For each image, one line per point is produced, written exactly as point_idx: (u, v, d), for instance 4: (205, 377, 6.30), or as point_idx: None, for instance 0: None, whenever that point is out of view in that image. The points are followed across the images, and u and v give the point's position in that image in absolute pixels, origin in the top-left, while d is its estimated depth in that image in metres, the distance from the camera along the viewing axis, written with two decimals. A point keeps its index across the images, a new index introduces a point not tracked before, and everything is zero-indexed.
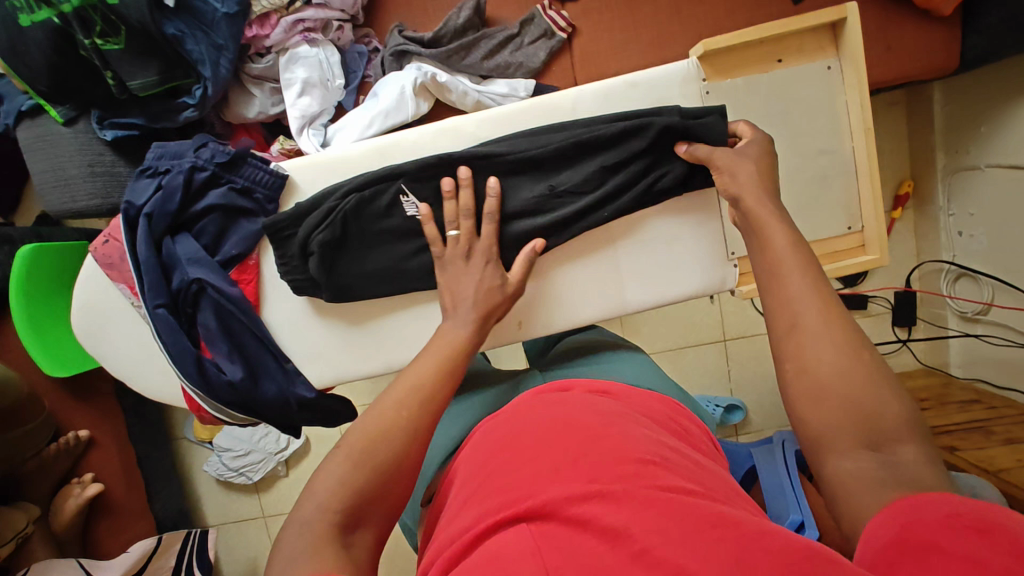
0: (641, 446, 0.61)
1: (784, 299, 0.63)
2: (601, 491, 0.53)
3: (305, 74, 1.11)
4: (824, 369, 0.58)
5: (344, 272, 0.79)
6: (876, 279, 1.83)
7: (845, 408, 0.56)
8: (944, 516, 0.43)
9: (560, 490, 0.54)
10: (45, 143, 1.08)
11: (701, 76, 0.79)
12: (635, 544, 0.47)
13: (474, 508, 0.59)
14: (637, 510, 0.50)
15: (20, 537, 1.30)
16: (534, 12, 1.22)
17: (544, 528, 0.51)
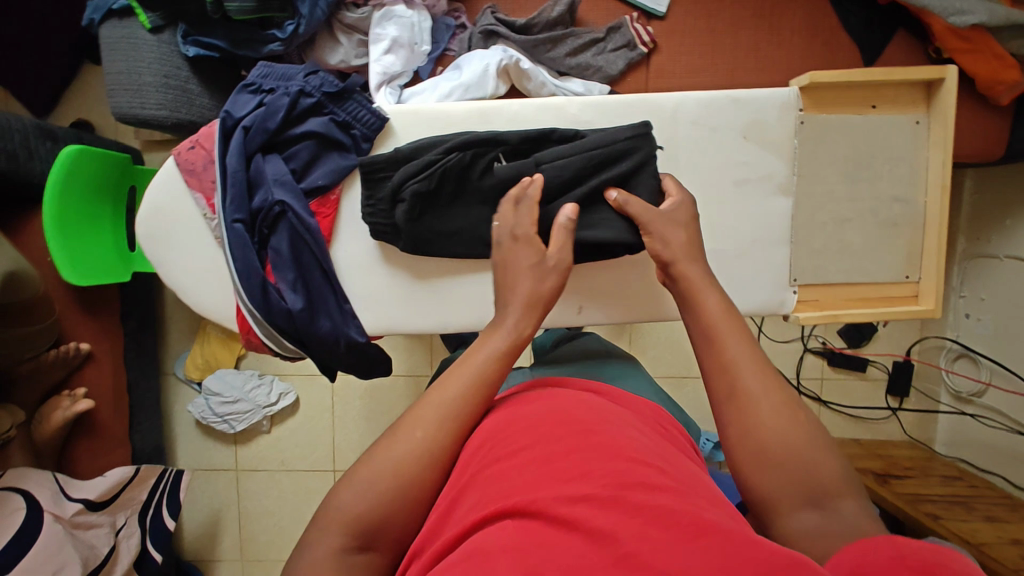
0: (639, 448, 0.58)
1: (724, 363, 0.63)
2: (591, 494, 0.50)
3: (395, 33, 1.12)
4: (770, 435, 0.57)
5: (427, 226, 0.80)
6: (880, 344, 1.88)
7: (794, 472, 0.55)
8: (889, 558, 0.43)
9: (550, 489, 0.52)
10: (127, 45, 1.07)
11: (799, 106, 0.82)
12: (621, 548, 0.45)
13: (460, 498, 0.58)
14: (624, 515, 0.48)
15: (3, 439, 1.25)
16: (622, 21, 1.25)
17: (528, 525, 0.49)
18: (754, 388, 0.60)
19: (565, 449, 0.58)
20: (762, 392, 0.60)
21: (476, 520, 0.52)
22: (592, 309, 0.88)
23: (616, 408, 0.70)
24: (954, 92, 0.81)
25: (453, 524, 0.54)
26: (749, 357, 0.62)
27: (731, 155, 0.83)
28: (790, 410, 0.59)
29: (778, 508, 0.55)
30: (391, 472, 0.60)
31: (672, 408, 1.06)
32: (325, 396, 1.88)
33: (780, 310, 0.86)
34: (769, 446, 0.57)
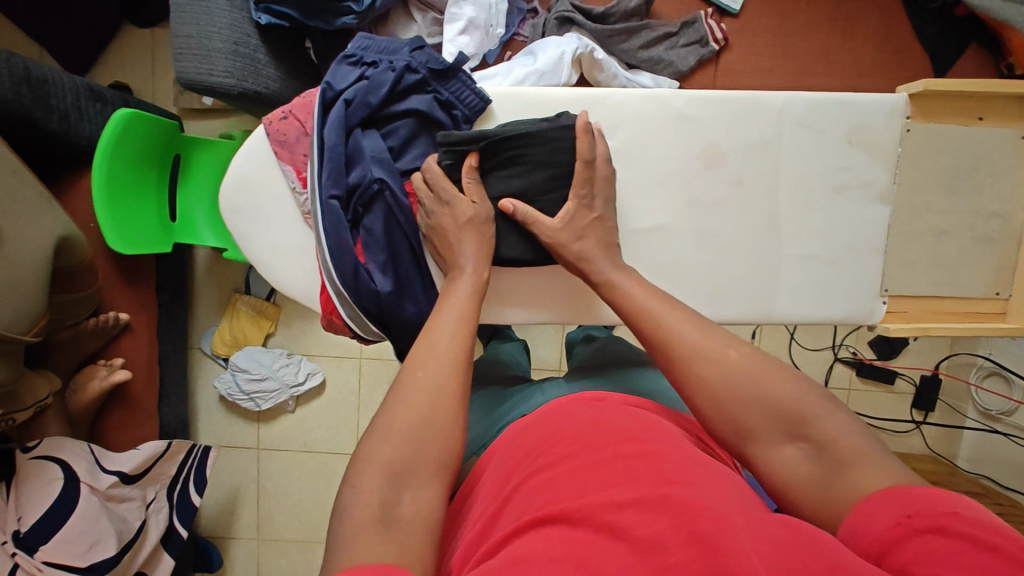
0: (699, 458, 0.60)
1: (660, 331, 0.67)
2: (639, 498, 0.53)
3: (472, 13, 1.09)
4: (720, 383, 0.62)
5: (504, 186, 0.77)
6: (909, 357, 1.88)
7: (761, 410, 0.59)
8: (901, 518, 0.48)
9: (598, 495, 0.54)
10: (197, 8, 1.03)
11: (906, 113, 0.80)
12: (670, 555, 0.47)
13: (510, 507, 0.61)
14: (674, 517, 0.50)
15: (40, 406, 1.21)
16: (696, 16, 1.23)
17: (573, 533, 0.52)
18: (690, 343, 0.65)
19: (612, 456, 0.60)
20: (711, 348, 0.64)
21: (522, 525, 0.54)
22: None
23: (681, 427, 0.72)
24: None
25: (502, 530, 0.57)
26: (682, 319, 0.67)
27: (834, 158, 0.81)
28: (726, 351, 0.64)
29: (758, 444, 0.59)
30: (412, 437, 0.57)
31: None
32: (351, 379, 1.86)
33: (868, 320, 0.85)
34: (716, 393, 0.62)
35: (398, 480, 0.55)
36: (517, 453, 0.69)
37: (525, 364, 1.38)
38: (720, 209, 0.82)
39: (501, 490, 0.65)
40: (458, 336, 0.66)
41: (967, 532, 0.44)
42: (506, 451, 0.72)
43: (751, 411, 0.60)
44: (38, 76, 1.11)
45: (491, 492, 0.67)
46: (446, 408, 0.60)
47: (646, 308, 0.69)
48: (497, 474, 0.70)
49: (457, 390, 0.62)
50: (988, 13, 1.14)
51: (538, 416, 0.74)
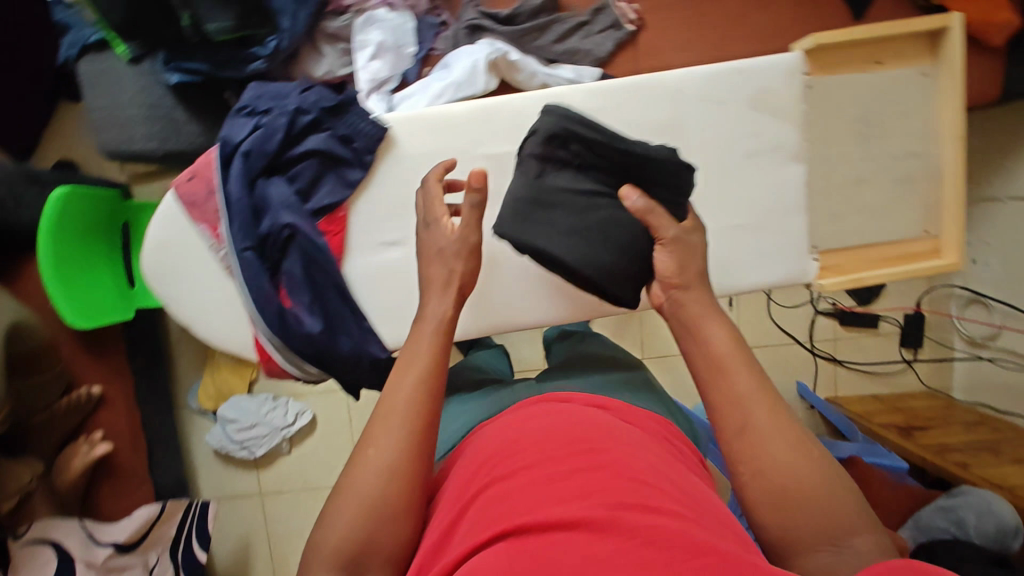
0: (646, 470, 0.62)
1: (730, 395, 0.62)
2: (589, 516, 0.55)
3: (380, 37, 1.09)
4: (775, 467, 0.59)
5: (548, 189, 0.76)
6: (889, 300, 1.87)
7: (817, 518, 0.57)
8: None
9: (548, 512, 0.56)
10: (107, 79, 1.04)
11: (803, 70, 0.80)
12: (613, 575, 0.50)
13: (461, 514, 0.62)
14: (622, 539, 0.53)
15: (23, 493, 1.21)
16: (606, 2, 1.23)
17: (526, 546, 0.53)
18: (765, 422, 0.61)
19: (565, 471, 0.61)
20: (783, 449, 0.59)
21: (478, 542, 0.56)
22: None
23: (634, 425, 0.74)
24: (959, 39, 0.79)
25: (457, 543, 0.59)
26: (754, 388, 0.62)
27: (738, 126, 0.81)
28: (800, 443, 0.60)
29: (797, 547, 0.57)
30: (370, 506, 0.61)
31: (680, 421, 1.03)
32: (341, 411, 1.86)
33: (803, 278, 0.85)
34: (777, 494, 0.58)
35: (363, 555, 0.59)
36: (475, 457, 0.70)
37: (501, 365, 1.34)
38: None
39: (455, 493, 0.66)
40: (421, 396, 0.65)
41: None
42: (465, 452, 0.73)
43: (796, 503, 0.58)
44: None
45: (445, 496, 0.68)
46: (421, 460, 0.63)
47: (715, 364, 0.64)
48: (459, 470, 0.71)
49: (421, 442, 0.64)
50: None
51: (500, 423, 0.76)
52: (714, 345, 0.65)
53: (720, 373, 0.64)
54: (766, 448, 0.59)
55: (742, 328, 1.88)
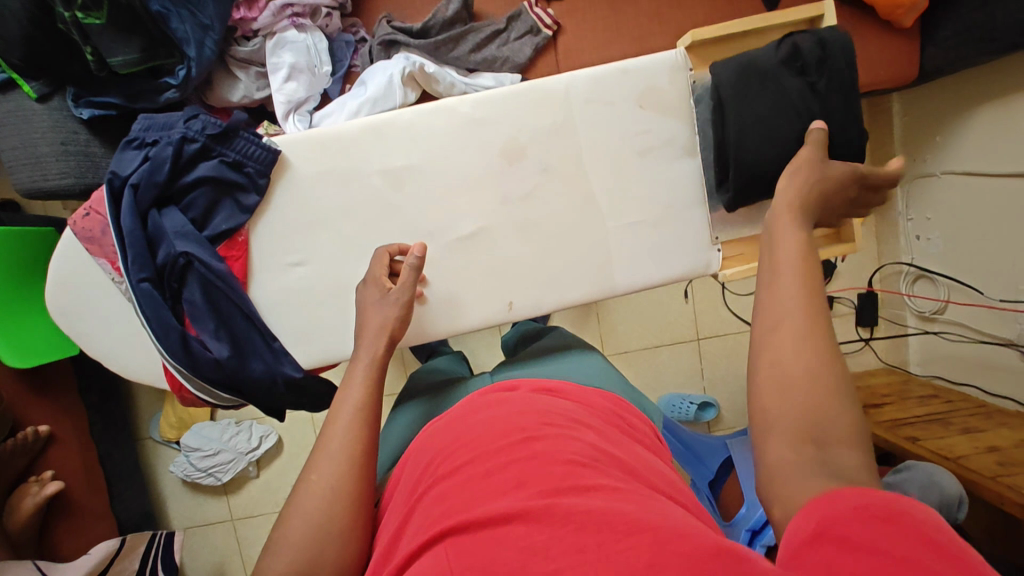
0: (579, 452, 0.61)
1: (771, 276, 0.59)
2: (526, 508, 0.52)
3: (292, 59, 1.10)
4: (793, 365, 0.54)
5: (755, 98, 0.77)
6: (843, 280, 1.91)
7: (809, 414, 0.51)
8: (854, 508, 0.42)
9: (486, 508, 0.54)
10: (17, 119, 1.04)
11: (688, 66, 0.81)
12: (550, 564, 0.47)
13: (409, 521, 0.61)
14: (557, 527, 0.50)
15: None
16: (520, 9, 1.24)
17: (464, 543, 0.52)
18: (795, 312, 0.56)
19: (504, 461, 0.60)
20: (808, 348, 0.54)
21: (419, 545, 0.55)
22: (522, 302, 0.85)
23: (570, 408, 0.74)
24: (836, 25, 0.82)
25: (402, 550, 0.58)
26: (800, 278, 0.58)
27: (629, 125, 0.82)
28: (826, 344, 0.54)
29: (774, 432, 0.52)
30: (319, 525, 0.61)
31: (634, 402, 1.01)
32: (307, 431, 1.87)
33: (708, 270, 0.87)
34: (788, 378, 0.53)
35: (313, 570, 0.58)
36: (425, 458, 0.69)
37: (462, 367, 1.29)
38: (536, 199, 0.83)
39: (407, 499, 0.65)
40: (357, 427, 0.66)
41: (918, 530, 0.39)
42: (416, 457, 0.72)
43: (800, 401, 0.52)
44: None
45: (399, 501, 0.67)
46: (364, 475, 0.64)
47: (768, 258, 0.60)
48: (405, 481, 0.70)
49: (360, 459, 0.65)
50: None
51: (442, 423, 0.75)
52: (773, 235, 0.63)
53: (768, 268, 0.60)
54: (787, 336, 0.55)
55: (699, 319, 1.89)
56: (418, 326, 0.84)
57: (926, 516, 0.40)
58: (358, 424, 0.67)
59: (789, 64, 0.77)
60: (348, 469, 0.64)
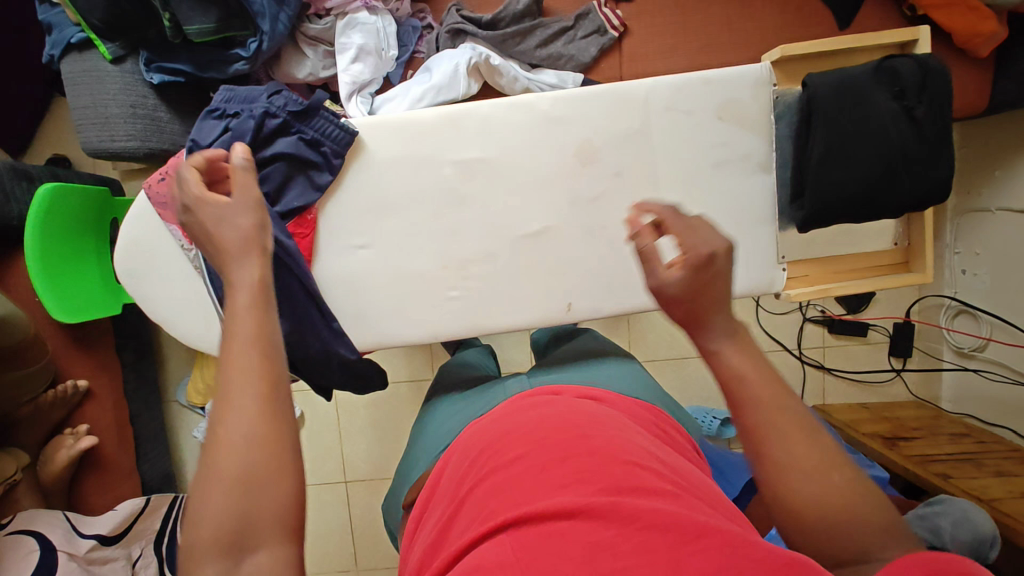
0: (636, 455, 0.61)
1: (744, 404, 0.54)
2: (587, 504, 0.52)
3: (361, 40, 1.10)
4: (803, 488, 0.51)
5: (832, 115, 0.84)
6: (878, 308, 1.86)
7: (841, 530, 0.50)
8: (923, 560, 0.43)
9: (545, 502, 0.54)
10: (91, 79, 1.05)
11: (772, 81, 0.80)
12: (616, 561, 0.47)
13: (460, 517, 0.61)
14: (623, 524, 0.50)
15: (8, 484, 1.24)
16: (590, 7, 1.23)
17: (525, 535, 0.51)
18: (778, 441, 0.53)
19: (560, 457, 0.60)
20: (806, 456, 0.52)
21: (476, 537, 0.54)
22: (581, 305, 0.84)
23: (612, 409, 0.75)
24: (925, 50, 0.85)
25: (455, 545, 0.56)
26: (769, 388, 0.54)
27: (707, 136, 0.81)
28: (817, 445, 0.53)
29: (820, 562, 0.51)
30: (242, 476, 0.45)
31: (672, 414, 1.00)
32: (329, 408, 1.89)
33: (771, 289, 0.86)
34: (801, 508, 0.51)
35: (246, 535, 0.44)
36: (473, 454, 0.69)
37: (489, 361, 1.28)
38: (602, 203, 0.82)
39: (455, 494, 0.65)
40: (257, 337, 0.49)
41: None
42: (462, 453, 0.72)
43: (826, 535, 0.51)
44: None
45: (446, 499, 0.67)
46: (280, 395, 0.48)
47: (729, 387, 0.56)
48: (450, 480, 0.70)
49: (268, 375, 0.48)
50: None
51: (491, 420, 0.75)
52: (721, 356, 0.57)
53: (742, 392, 0.55)
54: (793, 464, 0.52)
55: None
56: (475, 321, 0.84)
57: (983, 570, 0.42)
58: (255, 335, 0.49)
59: (875, 83, 0.84)
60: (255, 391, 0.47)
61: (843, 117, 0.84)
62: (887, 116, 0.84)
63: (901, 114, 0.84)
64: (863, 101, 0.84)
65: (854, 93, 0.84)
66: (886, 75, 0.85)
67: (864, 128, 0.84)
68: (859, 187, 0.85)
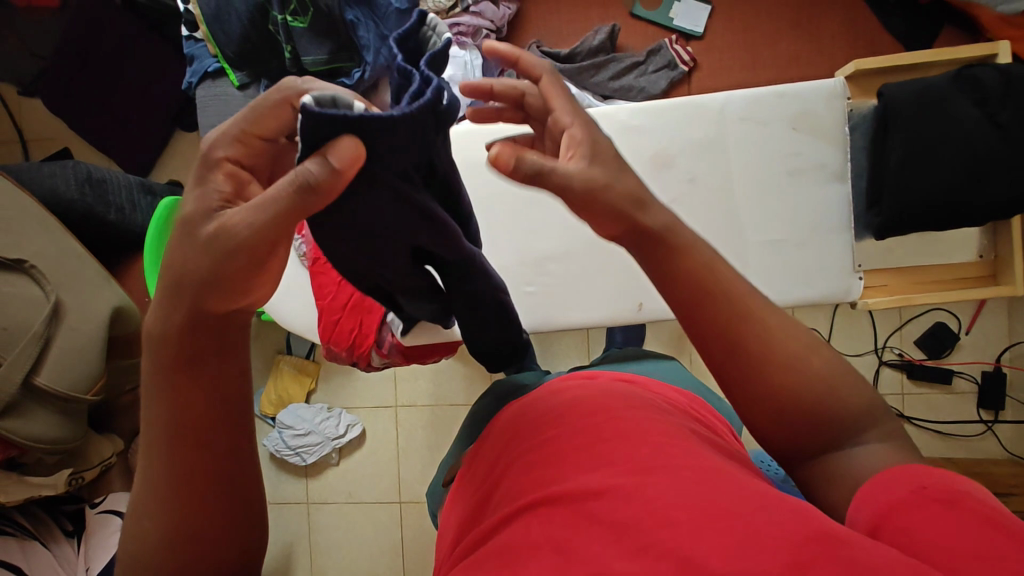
0: (672, 430, 0.58)
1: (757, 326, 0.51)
2: (613, 484, 0.50)
3: (451, 72, 1.21)
4: (810, 377, 0.51)
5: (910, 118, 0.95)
6: (964, 353, 1.76)
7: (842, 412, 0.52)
8: (912, 490, 0.45)
9: (574, 481, 0.52)
10: (220, 102, 1.21)
11: (846, 94, 0.83)
12: (643, 537, 0.45)
13: (495, 493, 0.59)
14: (645, 501, 0.47)
15: (104, 465, 1.33)
16: (661, 44, 1.31)
17: (552, 514, 0.50)
18: (775, 327, 0.52)
19: (594, 437, 0.56)
20: (798, 349, 0.52)
21: (507, 514, 0.53)
22: (651, 304, 0.91)
23: (647, 389, 0.75)
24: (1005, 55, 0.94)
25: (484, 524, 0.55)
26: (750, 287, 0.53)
27: (781, 145, 0.84)
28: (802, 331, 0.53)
29: None
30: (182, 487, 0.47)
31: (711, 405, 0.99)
32: (390, 427, 1.93)
33: (848, 297, 0.86)
34: (818, 422, 0.51)
35: (186, 542, 0.47)
36: (505, 435, 0.67)
37: None
38: (677, 207, 0.86)
39: (491, 468, 0.64)
40: (188, 350, 0.47)
41: (975, 513, 0.41)
42: (496, 436, 0.70)
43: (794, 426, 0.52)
44: (98, 177, 1.31)
45: (480, 473, 0.66)
46: (217, 409, 0.48)
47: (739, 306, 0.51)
48: (483, 461, 0.68)
49: (202, 395, 0.48)
50: None
51: (528, 399, 0.73)
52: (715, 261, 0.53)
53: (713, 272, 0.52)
54: (779, 335, 0.52)
55: None
56: (548, 315, 0.93)
57: (984, 499, 0.43)
58: (189, 337, 0.47)
59: (955, 88, 0.95)
60: (191, 407, 0.47)
61: (923, 118, 0.94)
62: (970, 119, 0.93)
63: (984, 117, 0.93)
64: (942, 105, 0.94)
65: (934, 99, 0.94)
66: (968, 83, 0.95)
67: (944, 129, 0.94)
68: (942, 182, 0.93)
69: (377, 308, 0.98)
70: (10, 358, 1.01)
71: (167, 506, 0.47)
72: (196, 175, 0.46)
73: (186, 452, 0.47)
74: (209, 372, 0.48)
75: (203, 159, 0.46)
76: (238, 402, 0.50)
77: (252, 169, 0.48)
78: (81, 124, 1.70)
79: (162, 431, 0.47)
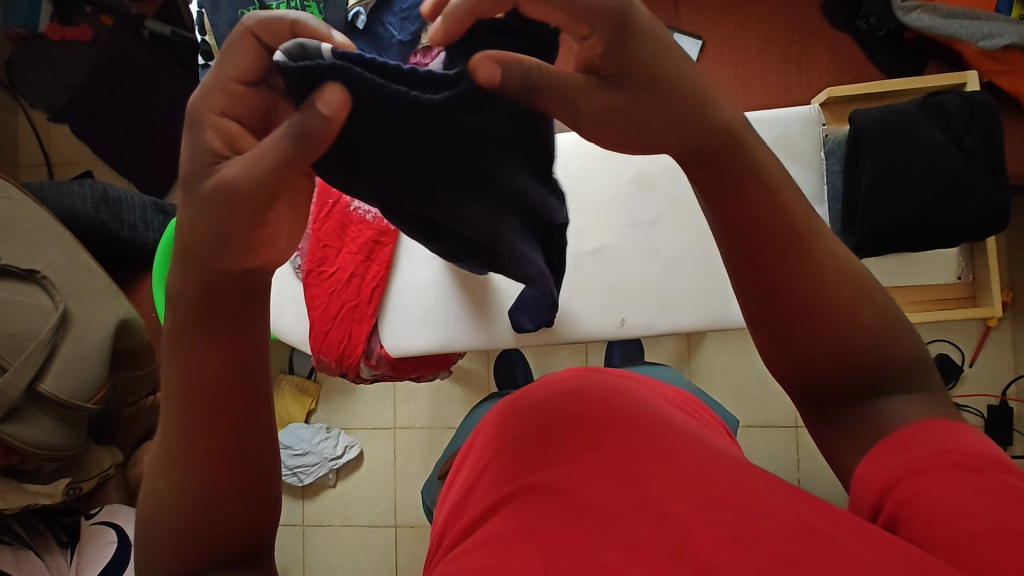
0: (662, 427, 0.59)
1: (799, 257, 0.49)
2: (601, 477, 0.52)
3: None
4: (844, 315, 0.49)
5: (883, 143, 1.00)
6: (968, 385, 1.73)
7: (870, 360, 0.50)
8: (936, 454, 0.45)
9: (563, 472, 0.54)
10: None
11: (821, 120, 0.88)
12: (632, 530, 0.46)
13: (482, 480, 0.61)
14: (636, 496, 0.50)
15: (102, 477, 1.36)
16: None
17: (536, 502, 0.52)
18: (816, 264, 0.49)
19: (583, 429, 0.59)
20: (840, 285, 0.49)
21: (495, 501, 0.55)
22: (634, 320, 0.94)
23: (639, 381, 0.76)
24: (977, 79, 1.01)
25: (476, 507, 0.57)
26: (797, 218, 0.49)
27: None
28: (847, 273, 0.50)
29: None
30: (202, 445, 0.47)
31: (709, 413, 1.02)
32: (388, 449, 1.93)
33: None
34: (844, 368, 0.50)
35: (203, 502, 0.47)
36: (495, 426, 0.69)
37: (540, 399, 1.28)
38: (659, 224, 0.94)
39: (482, 456, 0.65)
40: (204, 308, 0.46)
41: (998, 484, 0.42)
42: (492, 422, 0.71)
43: (809, 370, 0.51)
44: (113, 197, 1.37)
45: (471, 462, 0.68)
46: (236, 370, 0.48)
47: (781, 235, 0.49)
48: (477, 450, 0.69)
49: (218, 354, 0.47)
50: (934, 32, 1.22)
51: (522, 391, 0.74)
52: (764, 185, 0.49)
53: (772, 194, 0.49)
54: (822, 269, 0.49)
55: None
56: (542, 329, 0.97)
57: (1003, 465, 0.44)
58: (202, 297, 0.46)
59: (923, 112, 1.01)
60: (215, 366, 0.47)
61: (893, 141, 1.00)
62: (939, 144, 0.99)
63: (952, 140, 0.99)
64: (911, 129, 1.00)
65: (905, 122, 1.00)
66: (933, 109, 1.02)
67: (914, 153, 0.99)
68: (912, 205, 0.99)
69: (366, 319, 1.01)
70: (16, 364, 1.06)
71: (187, 469, 0.47)
72: (187, 137, 0.43)
73: (209, 411, 0.47)
74: (231, 340, 0.47)
75: (192, 119, 0.42)
76: (257, 368, 0.49)
77: (241, 121, 0.44)
78: (102, 149, 1.79)
79: (181, 389, 0.47)
